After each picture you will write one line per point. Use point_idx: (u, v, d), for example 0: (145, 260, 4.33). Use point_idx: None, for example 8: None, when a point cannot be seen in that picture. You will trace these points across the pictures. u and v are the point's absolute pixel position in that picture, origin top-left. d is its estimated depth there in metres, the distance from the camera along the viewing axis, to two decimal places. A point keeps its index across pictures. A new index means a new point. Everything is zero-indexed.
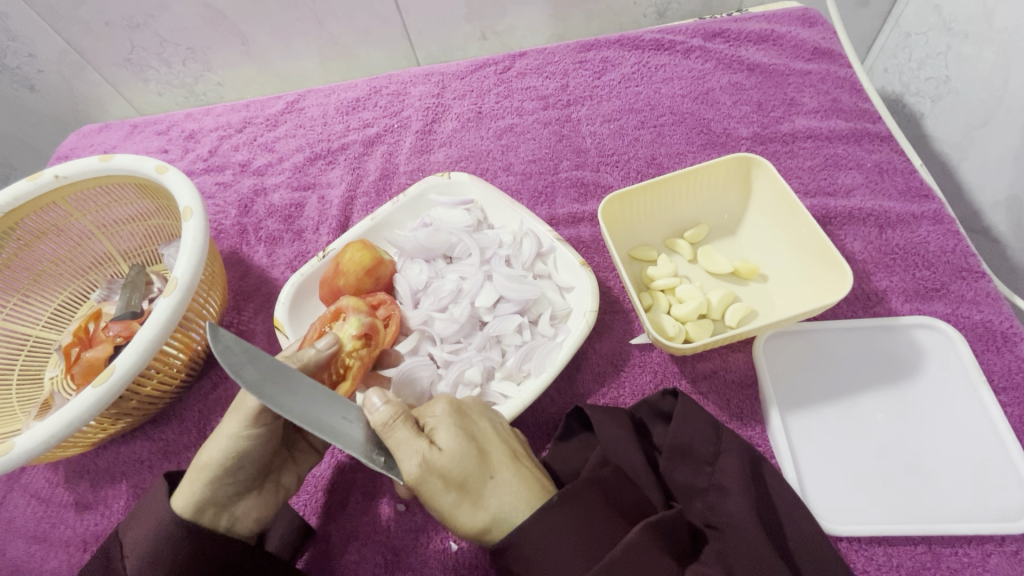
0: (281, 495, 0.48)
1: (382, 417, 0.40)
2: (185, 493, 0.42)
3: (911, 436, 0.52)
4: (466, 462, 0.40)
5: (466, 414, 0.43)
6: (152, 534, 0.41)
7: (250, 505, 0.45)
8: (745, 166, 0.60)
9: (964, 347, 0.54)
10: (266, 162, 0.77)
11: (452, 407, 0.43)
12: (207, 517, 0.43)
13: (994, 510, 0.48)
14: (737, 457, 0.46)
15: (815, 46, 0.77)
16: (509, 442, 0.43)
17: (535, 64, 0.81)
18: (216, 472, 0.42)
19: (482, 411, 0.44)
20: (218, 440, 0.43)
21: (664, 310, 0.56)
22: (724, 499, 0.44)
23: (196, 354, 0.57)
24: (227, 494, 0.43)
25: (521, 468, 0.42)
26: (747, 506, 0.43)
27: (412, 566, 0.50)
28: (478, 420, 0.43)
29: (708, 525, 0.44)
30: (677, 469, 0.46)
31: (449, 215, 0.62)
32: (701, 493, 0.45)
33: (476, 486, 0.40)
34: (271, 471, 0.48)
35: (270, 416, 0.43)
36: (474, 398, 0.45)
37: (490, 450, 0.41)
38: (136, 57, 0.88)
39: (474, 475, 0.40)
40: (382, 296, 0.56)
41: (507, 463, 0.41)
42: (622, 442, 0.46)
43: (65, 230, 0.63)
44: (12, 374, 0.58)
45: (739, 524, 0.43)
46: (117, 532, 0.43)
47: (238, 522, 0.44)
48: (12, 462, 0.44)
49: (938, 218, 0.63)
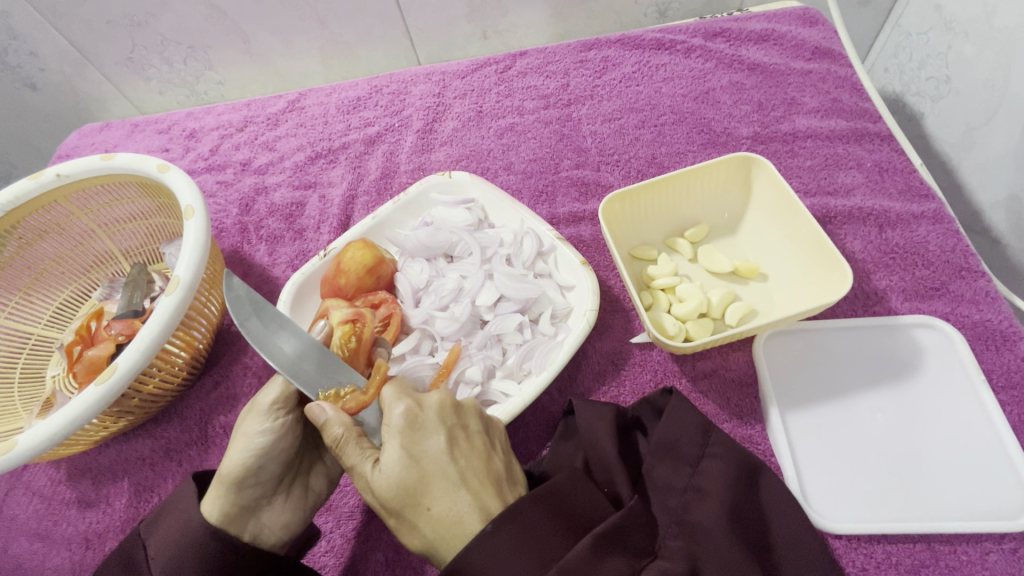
0: (310, 500, 0.48)
1: (332, 431, 0.41)
2: (211, 499, 0.43)
3: (908, 435, 0.52)
4: (403, 486, 0.39)
5: (420, 427, 0.41)
6: (177, 536, 0.41)
7: (277, 510, 0.45)
8: (745, 165, 0.60)
9: (963, 345, 0.54)
10: (267, 161, 0.77)
11: (405, 420, 0.41)
12: (234, 526, 0.43)
13: (992, 509, 0.48)
14: (722, 460, 0.45)
15: (815, 45, 0.77)
16: (468, 454, 0.41)
17: (536, 63, 0.81)
18: (238, 475, 0.42)
19: (446, 422, 0.42)
20: (239, 440, 0.43)
21: (664, 309, 0.56)
22: (700, 499, 0.44)
23: (198, 352, 0.58)
24: (252, 499, 0.43)
25: (471, 484, 0.39)
26: (721, 510, 0.42)
27: (414, 564, 0.50)
28: (434, 431, 0.41)
29: (679, 522, 0.42)
30: (658, 465, 0.46)
31: (450, 214, 0.62)
32: (680, 493, 0.44)
33: (410, 510, 0.39)
34: (298, 475, 0.48)
35: (288, 407, 0.45)
36: (438, 402, 0.42)
37: (438, 470, 0.39)
38: (137, 55, 0.88)
39: (410, 501, 0.39)
40: (383, 296, 0.56)
41: (450, 484, 0.39)
42: (601, 436, 0.46)
43: (66, 229, 0.63)
44: (14, 372, 0.59)
45: (708, 524, 0.42)
46: (138, 531, 0.43)
47: (264, 531, 0.44)
48: (15, 459, 0.44)
49: (938, 218, 0.64)
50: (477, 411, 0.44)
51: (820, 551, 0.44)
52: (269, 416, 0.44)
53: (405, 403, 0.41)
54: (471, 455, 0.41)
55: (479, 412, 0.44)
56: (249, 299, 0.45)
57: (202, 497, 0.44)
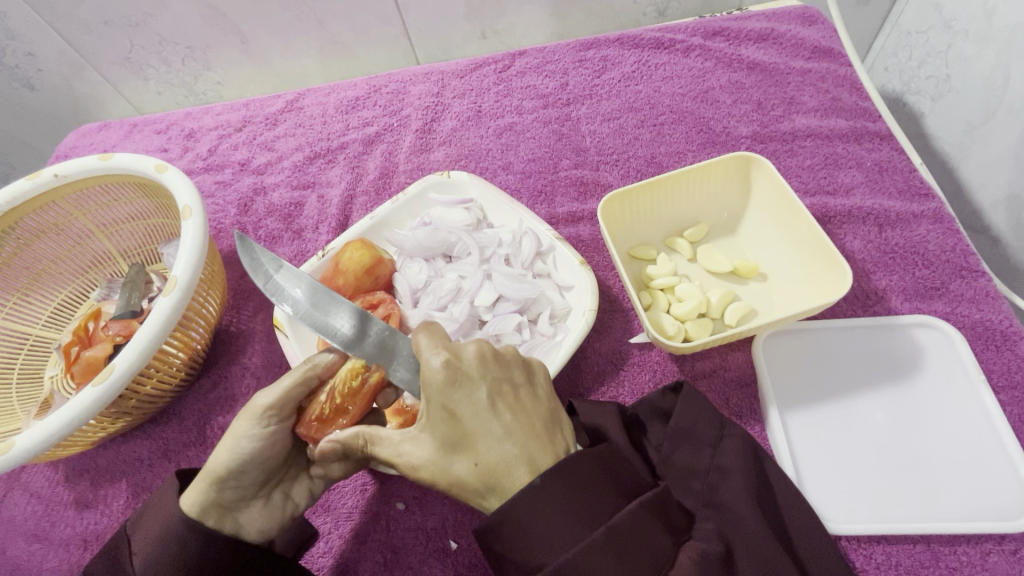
0: (290, 509, 0.47)
1: (354, 444, 0.42)
2: (193, 492, 0.43)
3: (910, 435, 0.52)
4: (444, 444, 0.38)
5: (461, 380, 0.38)
6: (162, 534, 0.41)
7: (255, 513, 0.45)
8: (745, 164, 0.60)
9: (963, 345, 0.54)
10: (266, 161, 0.77)
11: (444, 372, 0.38)
12: (212, 518, 0.43)
13: (990, 509, 0.48)
14: (738, 441, 0.46)
15: (815, 45, 0.77)
16: (515, 407, 0.38)
17: (535, 63, 0.80)
18: (220, 474, 0.42)
19: (488, 376, 0.39)
20: (228, 440, 0.43)
21: (664, 309, 0.56)
22: (724, 478, 0.44)
23: (196, 353, 0.58)
24: (231, 499, 0.43)
25: (519, 439, 0.37)
26: (745, 488, 0.44)
27: (412, 566, 0.50)
28: (478, 386, 0.38)
29: (706, 505, 0.43)
30: (677, 450, 0.46)
31: (449, 214, 0.62)
32: (702, 475, 0.45)
33: (456, 466, 0.38)
34: (281, 481, 0.47)
35: (278, 418, 0.44)
36: (478, 352, 0.39)
37: (481, 426, 0.37)
38: (135, 56, 0.88)
39: (458, 458, 0.38)
40: (382, 296, 0.56)
41: (498, 438, 0.37)
42: (610, 426, 0.47)
43: (64, 230, 0.63)
44: (12, 372, 0.58)
45: (734, 501, 0.43)
46: (123, 529, 0.43)
47: (242, 529, 0.44)
48: (13, 459, 0.44)
49: (938, 217, 0.63)
50: (521, 361, 0.41)
51: (833, 551, 0.44)
52: (261, 422, 0.43)
53: (441, 356, 0.38)
54: (521, 410, 0.38)
55: (521, 361, 0.41)
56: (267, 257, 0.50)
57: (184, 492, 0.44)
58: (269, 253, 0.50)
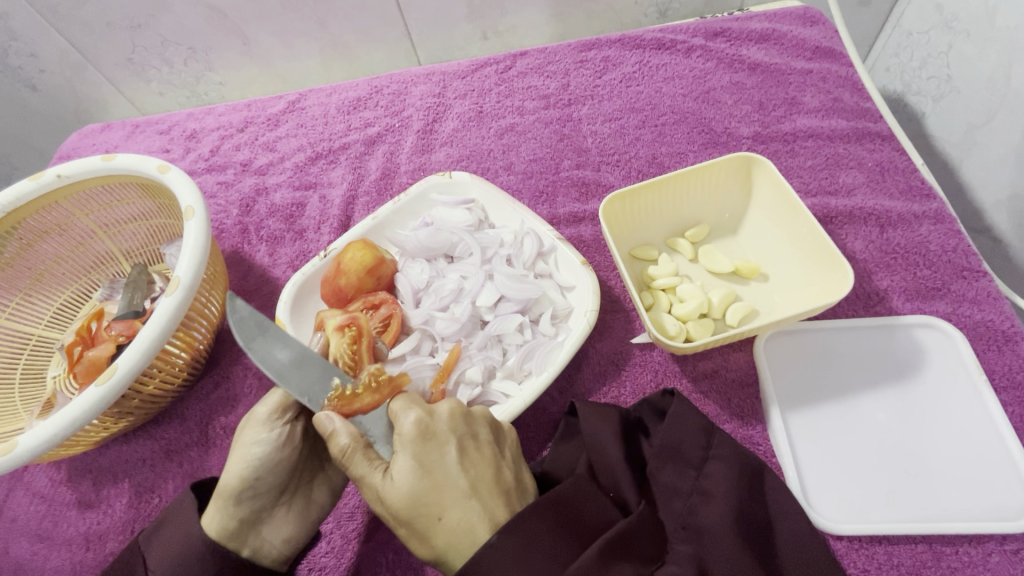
0: (313, 512, 0.48)
1: (340, 442, 0.41)
2: (212, 512, 0.43)
3: (912, 435, 0.52)
4: (411, 501, 0.38)
5: (432, 437, 0.40)
6: (181, 547, 0.42)
7: (278, 523, 0.45)
8: (746, 165, 0.60)
9: (965, 345, 0.54)
10: (267, 161, 0.77)
11: (416, 430, 0.40)
12: (232, 541, 0.43)
13: (992, 507, 0.48)
14: (726, 465, 0.45)
15: (816, 45, 0.77)
16: (479, 463, 0.41)
17: (536, 64, 0.81)
18: (236, 486, 0.43)
19: (456, 431, 0.41)
20: (238, 452, 0.44)
21: (664, 309, 0.56)
22: (705, 502, 0.44)
23: (198, 352, 0.58)
24: (252, 512, 0.44)
25: (482, 495, 0.39)
26: (727, 514, 0.42)
27: (414, 565, 0.50)
28: (446, 442, 0.40)
29: (685, 526, 0.43)
30: (663, 468, 0.46)
31: (450, 215, 0.62)
32: (684, 495, 0.45)
33: (422, 524, 0.38)
34: (300, 486, 0.48)
35: (283, 419, 0.45)
36: (450, 411, 0.42)
37: (450, 479, 0.39)
38: (137, 56, 0.88)
39: (424, 510, 0.38)
40: (383, 297, 0.56)
41: (463, 494, 0.38)
42: (606, 439, 0.46)
43: (66, 230, 0.63)
44: (14, 372, 0.59)
45: (715, 526, 0.42)
46: (137, 543, 0.44)
47: (267, 541, 0.45)
48: (15, 460, 0.44)
49: (939, 218, 0.63)
50: (486, 419, 0.44)
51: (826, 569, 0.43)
52: (268, 426, 0.44)
53: (415, 412, 0.41)
54: (484, 466, 0.41)
55: (488, 420, 0.44)
56: (253, 321, 0.46)
57: (202, 508, 0.44)
58: (258, 316, 0.46)
